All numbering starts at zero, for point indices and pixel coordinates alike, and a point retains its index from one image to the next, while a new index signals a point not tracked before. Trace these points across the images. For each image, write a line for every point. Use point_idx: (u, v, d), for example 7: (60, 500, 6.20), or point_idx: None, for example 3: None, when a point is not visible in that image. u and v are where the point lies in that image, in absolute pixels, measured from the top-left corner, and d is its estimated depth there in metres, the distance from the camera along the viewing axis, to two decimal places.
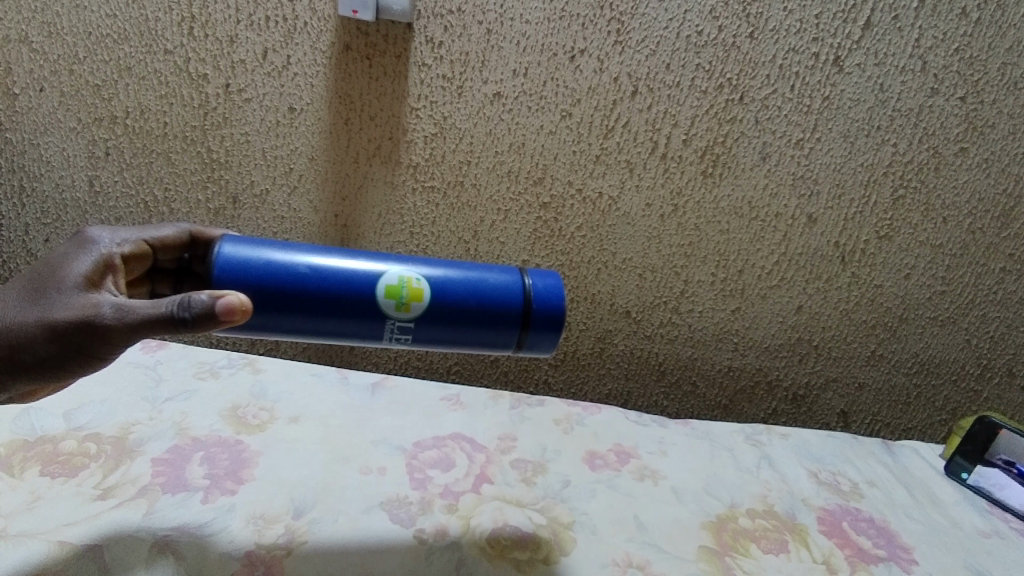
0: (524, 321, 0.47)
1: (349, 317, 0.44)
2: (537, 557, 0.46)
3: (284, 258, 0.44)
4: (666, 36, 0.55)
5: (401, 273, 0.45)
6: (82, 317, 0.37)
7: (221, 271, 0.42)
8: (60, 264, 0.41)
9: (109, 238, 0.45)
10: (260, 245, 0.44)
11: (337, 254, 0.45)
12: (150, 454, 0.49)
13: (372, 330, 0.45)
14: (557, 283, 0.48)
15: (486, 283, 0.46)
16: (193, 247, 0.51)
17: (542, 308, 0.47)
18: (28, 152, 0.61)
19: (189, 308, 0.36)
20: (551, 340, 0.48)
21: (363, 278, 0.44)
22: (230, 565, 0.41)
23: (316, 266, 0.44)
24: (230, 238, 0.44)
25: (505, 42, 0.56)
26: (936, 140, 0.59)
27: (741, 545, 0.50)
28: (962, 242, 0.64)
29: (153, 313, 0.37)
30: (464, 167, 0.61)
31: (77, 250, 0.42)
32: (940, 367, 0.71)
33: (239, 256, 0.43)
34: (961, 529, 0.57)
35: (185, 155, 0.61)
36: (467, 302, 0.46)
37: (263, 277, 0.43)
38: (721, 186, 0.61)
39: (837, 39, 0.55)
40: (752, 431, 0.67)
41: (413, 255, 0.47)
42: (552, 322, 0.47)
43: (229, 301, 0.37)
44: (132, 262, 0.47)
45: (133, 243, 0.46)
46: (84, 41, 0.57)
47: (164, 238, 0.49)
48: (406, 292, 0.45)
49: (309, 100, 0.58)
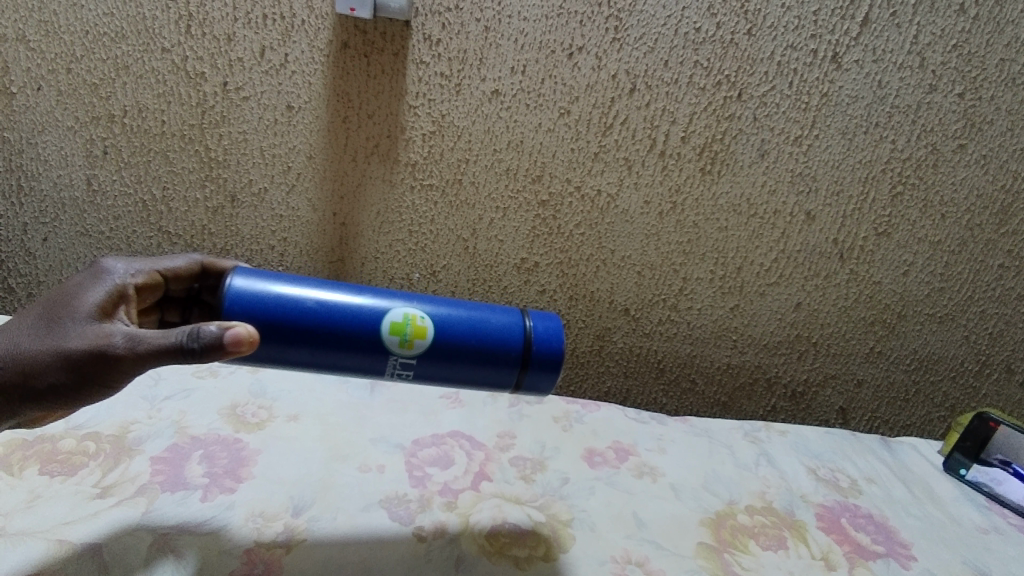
0: (524, 361, 0.47)
1: (353, 352, 0.44)
2: (536, 553, 0.46)
3: (291, 291, 0.44)
4: (664, 33, 0.55)
5: (405, 311, 0.45)
6: (95, 346, 0.37)
7: (231, 304, 0.42)
8: (75, 293, 0.41)
9: (123, 268, 0.45)
10: (271, 279, 0.44)
11: (343, 289, 0.46)
12: (149, 452, 0.49)
13: (374, 365, 0.45)
14: (557, 326, 0.49)
15: (488, 322, 0.47)
16: (203, 278, 0.52)
17: (542, 350, 0.47)
18: (26, 151, 0.61)
19: (198, 338, 0.36)
20: (550, 381, 0.48)
21: (367, 315, 0.44)
22: (230, 562, 0.41)
23: (322, 300, 0.44)
24: (241, 271, 0.44)
25: (504, 39, 0.56)
26: (934, 137, 0.59)
27: (740, 541, 0.50)
28: (961, 238, 0.64)
29: (162, 343, 0.37)
30: (462, 165, 0.61)
31: (92, 280, 0.42)
32: (939, 364, 0.71)
33: (249, 290, 0.43)
34: (960, 525, 0.57)
35: (183, 154, 0.61)
36: (470, 340, 0.46)
37: (270, 311, 0.43)
38: (719, 183, 0.61)
39: (835, 35, 0.55)
40: (751, 428, 0.67)
41: (417, 293, 0.48)
42: (551, 364, 0.47)
43: (236, 333, 0.37)
44: (144, 292, 0.47)
45: (146, 273, 0.47)
46: (81, 39, 0.57)
47: (177, 269, 0.50)
48: (410, 329, 0.45)
49: (307, 98, 0.58)
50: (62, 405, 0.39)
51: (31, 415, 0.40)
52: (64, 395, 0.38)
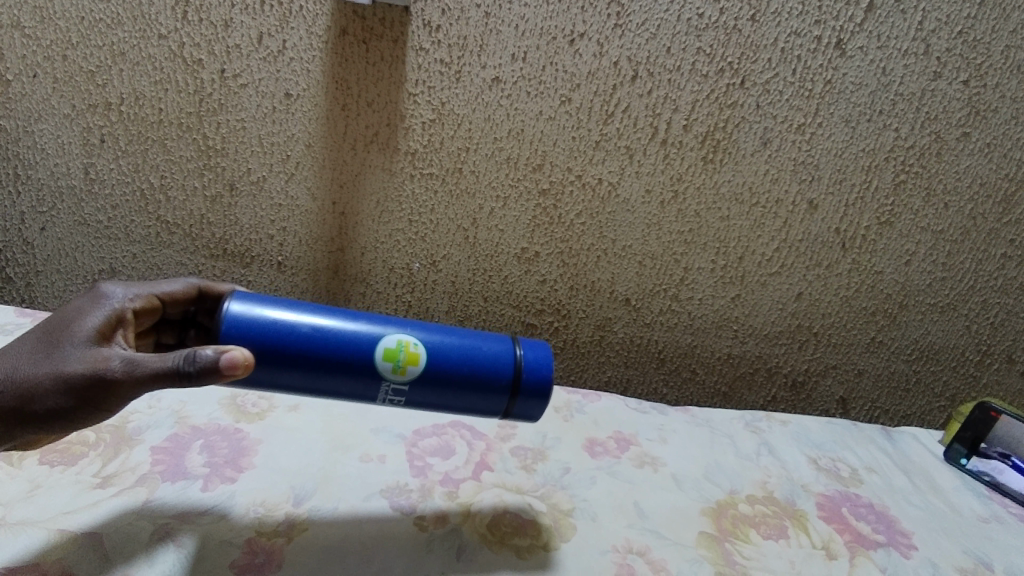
0: (513, 389, 0.46)
1: (346, 377, 0.43)
2: (537, 543, 0.46)
3: (288, 315, 0.43)
4: (666, 19, 0.55)
5: (399, 337, 0.45)
6: (93, 370, 0.37)
7: (228, 329, 0.41)
8: (74, 317, 0.41)
9: (122, 292, 0.45)
10: (269, 303, 0.44)
11: (338, 314, 0.45)
12: (149, 442, 0.49)
13: (367, 390, 0.44)
14: (547, 354, 0.48)
15: (480, 350, 0.46)
16: (200, 301, 0.52)
17: (531, 378, 0.46)
18: (23, 140, 0.61)
19: (194, 362, 0.36)
20: (539, 408, 0.47)
21: (361, 341, 0.44)
22: (231, 552, 0.41)
23: (318, 325, 0.43)
24: (239, 295, 0.44)
25: (504, 25, 0.55)
26: (938, 125, 0.59)
27: (740, 531, 0.50)
28: (963, 228, 0.63)
29: (159, 366, 0.37)
30: (462, 153, 0.60)
31: (91, 305, 0.42)
32: (940, 354, 0.71)
33: (246, 314, 0.42)
34: (960, 515, 0.57)
35: (181, 142, 0.60)
36: (462, 368, 0.45)
37: (266, 336, 0.42)
38: (722, 171, 0.61)
39: (839, 21, 0.55)
40: (751, 418, 0.67)
41: (411, 319, 0.47)
42: (539, 393, 0.47)
43: (232, 356, 0.37)
44: (142, 317, 0.46)
45: (144, 297, 0.46)
46: (76, 25, 0.56)
47: (173, 293, 0.49)
48: (403, 356, 0.44)
49: (305, 85, 0.57)
50: (61, 427, 0.39)
51: (30, 438, 0.39)
52: (64, 418, 0.38)
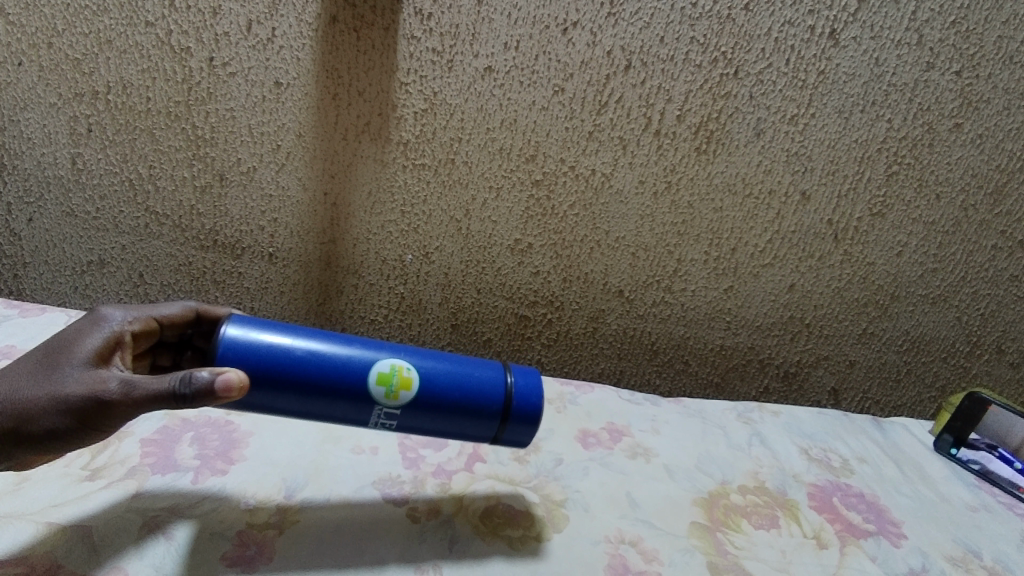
0: (504, 415, 0.46)
1: (339, 401, 0.43)
2: (530, 533, 0.46)
3: (283, 338, 0.43)
4: (660, 9, 0.54)
5: (393, 362, 0.44)
6: (90, 392, 0.37)
7: (223, 352, 0.41)
8: (73, 339, 0.41)
9: (121, 315, 0.44)
10: (265, 327, 0.43)
11: (332, 338, 0.44)
12: (138, 435, 0.49)
13: (359, 415, 0.44)
14: (538, 381, 0.48)
15: (473, 376, 0.46)
16: (197, 324, 0.51)
17: (522, 406, 0.46)
18: (8, 128, 0.60)
19: (190, 384, 0.36)
20: (529, 434, 0.47)
21: (355, 366, 0.43)
22: (222, 544, 0.41)
23: (313, 349, 0.43)
24: (236, 318, 0.43)
25: (496, 14, 0.54)
26: (931, 116, 0.59)
27: (731, 521, 0.51)
28: (954, 219, 0.64)
29: (156, 389, 0.36)
30: (455, 144, 0.60)
31: (90, 327, 0.42)
32: (930, 345, 0.71)
33: (242, 338, 0.41)
34: (950, 504, 0.58)
35: (169, 131, 0.60)
36: (454, 394, 0.45)
37: (262, 359, 0.41)
38: (715, 162, 0.61)
39: (833, 11, 0.54)
40: (743, 408, 0.67)
41: (405, 345, 0.47)
42: (530, 419, 0.46)
43: (228, 378, 0.37)
44: (139, 339, 0.46)
45: (142, 320, 0.46)
46: (61, 12, 0.55)
47: (171, 317, 0.48)
48: (396, 380, 0.44)
49: (296, 74, 0.57)
50: (55, 445, 0.38)
51: (23, 458, 0.39)
52: (60, 438, 0.37)
